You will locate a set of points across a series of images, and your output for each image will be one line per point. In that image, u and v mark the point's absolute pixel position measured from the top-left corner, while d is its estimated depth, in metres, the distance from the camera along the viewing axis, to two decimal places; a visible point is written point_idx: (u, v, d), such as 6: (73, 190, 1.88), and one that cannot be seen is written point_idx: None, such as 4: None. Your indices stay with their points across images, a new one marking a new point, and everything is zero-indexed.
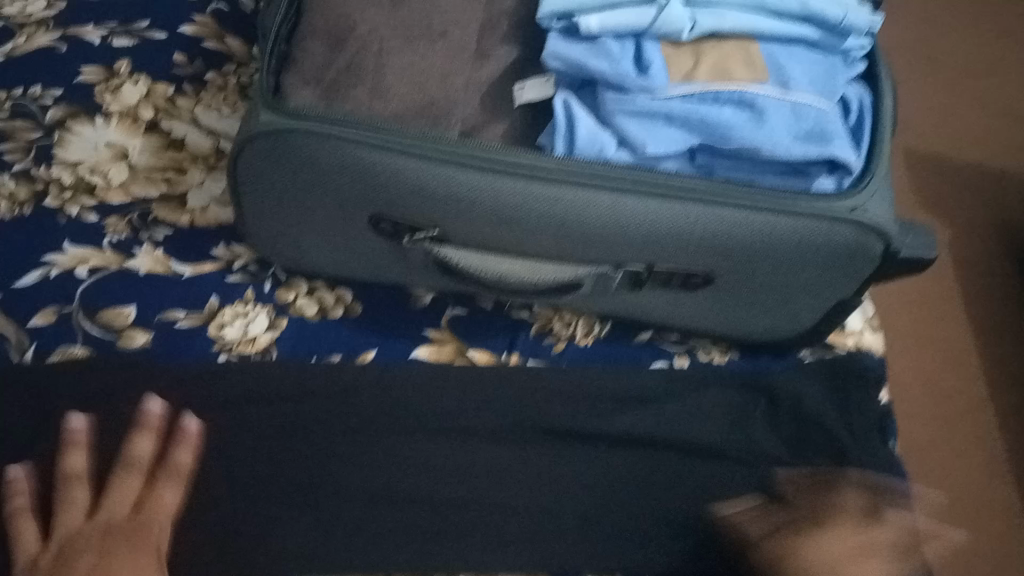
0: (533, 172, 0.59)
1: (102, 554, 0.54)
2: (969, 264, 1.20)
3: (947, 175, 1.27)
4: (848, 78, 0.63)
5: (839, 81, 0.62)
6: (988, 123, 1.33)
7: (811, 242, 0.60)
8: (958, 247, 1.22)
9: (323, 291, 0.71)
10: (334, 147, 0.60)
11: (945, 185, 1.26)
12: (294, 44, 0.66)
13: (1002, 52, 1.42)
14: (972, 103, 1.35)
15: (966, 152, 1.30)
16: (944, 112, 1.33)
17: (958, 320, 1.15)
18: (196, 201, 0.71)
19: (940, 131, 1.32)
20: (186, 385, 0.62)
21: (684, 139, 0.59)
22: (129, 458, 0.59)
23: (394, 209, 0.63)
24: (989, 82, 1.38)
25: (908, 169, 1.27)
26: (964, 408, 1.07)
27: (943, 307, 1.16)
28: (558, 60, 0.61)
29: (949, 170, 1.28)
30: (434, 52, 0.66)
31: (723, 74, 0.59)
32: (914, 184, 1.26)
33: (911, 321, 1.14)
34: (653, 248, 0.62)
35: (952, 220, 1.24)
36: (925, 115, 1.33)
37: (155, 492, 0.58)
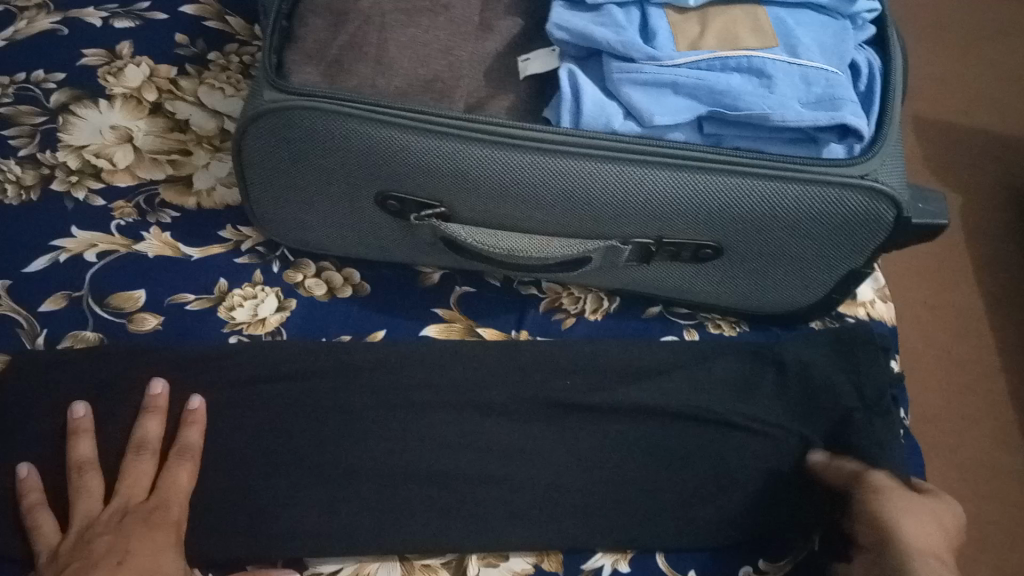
0: (538, 146, 0.58)
1: (120, 536, 0.54)
2: (982, 231, 1.19)
3: (959, 140, 1.26)
4: (857, 42, 0.62)
5: (849, 45, 0.60)
6: (1001, 87, 1.31)
7: (821, 210, 0.59)
8: (972, 213, 1.20)
9: (332, 271, 0.71)
10: (338, 125, 0.59)
11: (957, 150, 1.25)
12: (296, 20, 0.65)
13: (1014, 15, 1.40)
14: (984, 67, 1.33)
15: (978, 116, 1.28)
16: (955, 77, 1.31)
17: (972, 287, 1.14)
18: (203, 182, 0.71)
19: (952, 95, 1.30)
20: (196, 367, 0.62)
21: (692, 109, 0.58)
22: (139, 440, 0.59)
23: (400, 186, 0.63)
24: (1002, 45, 1.35)
25: (920, 135, 1.26)
26: (978, 375, 1.07)
27: (956, 274, 1.15)
28: (563, 30, 0.60)
29: (962, 135, 1.26)
30: (437, 27, 0.65)
31: (731, 40, 0.59)
32: (926, 150, 1.24)
33: (924, 289, 1.13)
34: (661, 220, 0.61)
35: (965, 186, 1.22)
36: (936, 80, 1.31)
37: (169, 472, 0.57)
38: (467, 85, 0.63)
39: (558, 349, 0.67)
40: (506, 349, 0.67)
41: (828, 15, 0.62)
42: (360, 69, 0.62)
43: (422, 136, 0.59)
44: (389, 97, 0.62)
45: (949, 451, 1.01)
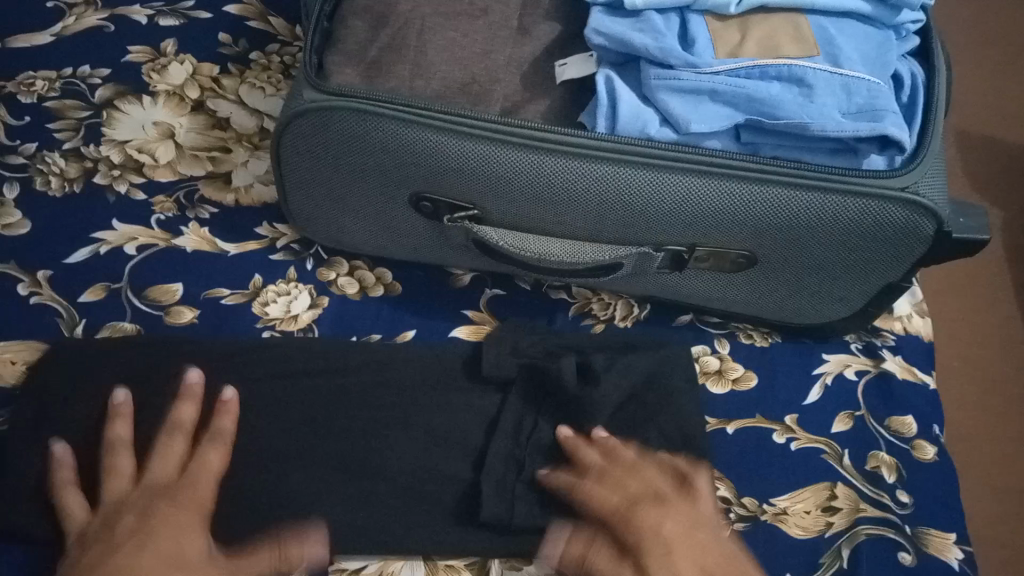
0: (574, 150, 0.58)
1: (145, 515, 0.55)
2: (1022, 249, 1.17)
3: (1002, 155, 1.23)
4: (902, 53, 0.61)
5: (893, 56, 0.60)
6: None
7: (860, 222, 0.58)
8: (1012, 230, 1.18)
9: (364, 269, 0.71)
10: (376, 126, 0.60)
11: (1000, 166, 1.22)
12: (337, 21, 0.66)
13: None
14: None
15: (1021, 130, 1.25)
16: (998, 91, 1.29)
17: (1009, 305, 1.12)
18: (241, 179, 0.72)
19: (994, 109, 1.27)
20: (231, 362, 0.63)
21: (730, 116, 0.57)
22: (174, 422, 0.60)
23: (435, 187, 0.63)
24: None
25: (961, 149, 1.23)
26: (1014, 395, 1.04)
27: (994, 292, 1.13)
28: (602, 36, 0.61)
29: (1004, 150, 1.24)
30: (476, 30, 0.66)
31: (772, 50, 0.58)
32: (967, 163, 1.22)
33: (960, 306, 1.11)
34: (696, 228, 0.61)
35: (1005, 201, 1.20)
36: (978, 92, 1.29)
37: (200, 455, 0.58)
38: (504, 88, 0.64)
39: (588, 353, 0.66)
40: (534, 353, 0.66)
41: (872, 25, 0.61)
42: (398, 71, 0.63)
43: (457, 138, 0.60)
44: (426, 98, 0.62)
45: (982, 469, 0.98)
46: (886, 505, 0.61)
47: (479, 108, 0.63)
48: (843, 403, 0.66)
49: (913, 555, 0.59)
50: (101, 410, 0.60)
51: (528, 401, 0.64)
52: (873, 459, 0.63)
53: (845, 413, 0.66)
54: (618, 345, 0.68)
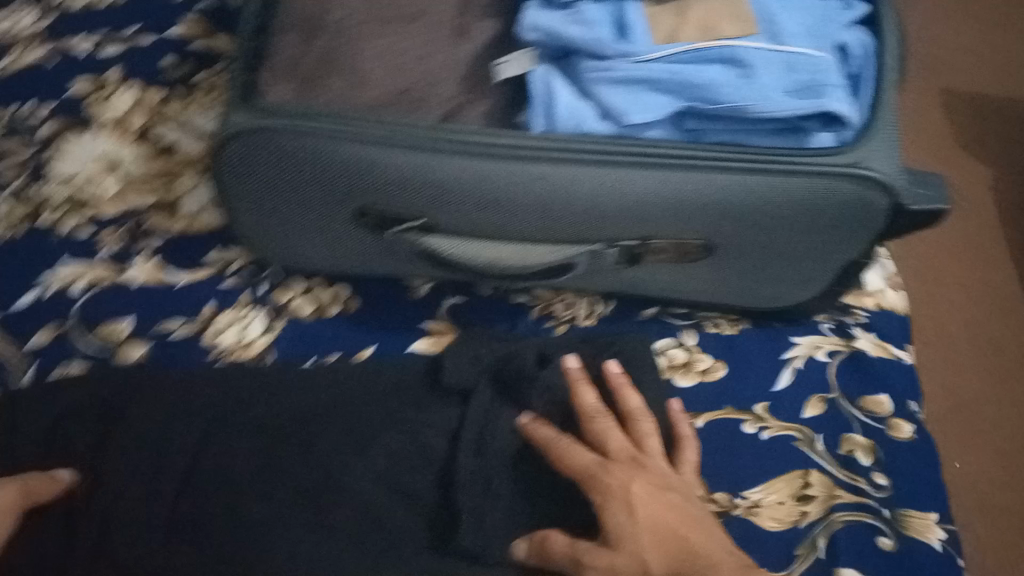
0: (510, 152, 0.57)
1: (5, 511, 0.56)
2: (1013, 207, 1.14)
3: (986, 111, 1.20)
4: (850, 20, 0.59)
5: (837, 25, 0.57)
6: None
7: (810, 202, 0.56)
8: (1001, 188, 1.15)
9: (320, 287, 0.70)
10: (310, 144, 0.59)
11: (984, 122, 1.19)
12: (266, 38, 0.64)
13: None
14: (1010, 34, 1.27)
15: (1010, 83, 1.22)
16: (980, 45, 1.26)
17: (1002, 265, 1.09)
18: (189, 206, 0.71)
19: (978, 64, 1.24)
20: (183, 392, 0.62)
21: (669, 105, 0.55)
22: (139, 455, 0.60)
23: (377, 200, 0.61)
24: None
25: (943, 107, 1.20)
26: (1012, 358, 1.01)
27: (986, 254, 1.10)
28: (536, 31, 0.58)
29: (988, 106, 1.21)
30: (412, 35, 0.63)
31: (710, 32, 0.56)
32: (953, 122, 1.19)
33: (955, 268, 1.07)
34: (645, 221, 0.59)
35: (995, 157, 1.16)
36: (962, 47, 1.25)
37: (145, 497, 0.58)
38: (443, 90, 0.62)
39: (547, 350, 0.65)
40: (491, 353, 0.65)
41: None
42: (331, 82, 0.61)
43: (391, 148, 0.58)
44: (360, 109, 0.60)
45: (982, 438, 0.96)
46: (863, 489, 0.60)
47: (413, 113, 0.61)
48: (815, 387, 0.65)
49: (893, 540, 0.58)
50: (56, 440, 0.61)
51: (489, 402, 0.62)
52: (849, 443, 0.62)
53: (817, 396, 0.64)
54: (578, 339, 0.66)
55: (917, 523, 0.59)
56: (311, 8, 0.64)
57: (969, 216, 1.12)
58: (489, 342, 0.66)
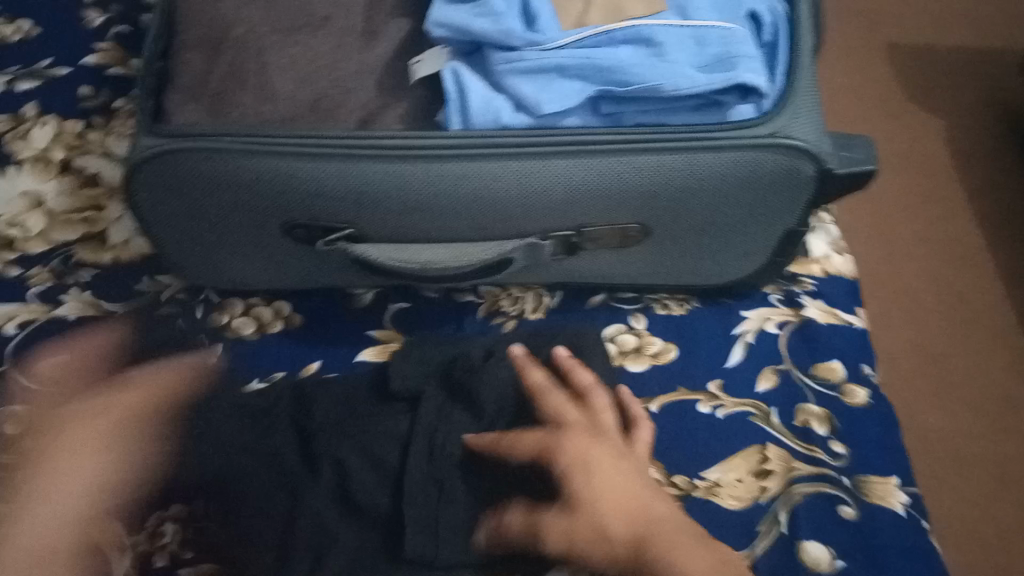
0: (427, 152, 0.56)
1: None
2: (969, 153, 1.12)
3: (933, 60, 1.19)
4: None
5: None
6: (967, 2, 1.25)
7: (736, 175, 0.55)
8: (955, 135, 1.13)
9: (261, 306, 0.69)
10: (224, 163, 0.57)
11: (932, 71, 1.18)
12: (172, 58, 0.63)
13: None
14: None
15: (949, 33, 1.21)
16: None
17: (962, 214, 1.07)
18: (118, 236, 0.70)
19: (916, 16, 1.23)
20: (122, 416, 0.60)
21: (582, 90, 0.54)
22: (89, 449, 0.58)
23: (303, 213, 0.60)
24: None
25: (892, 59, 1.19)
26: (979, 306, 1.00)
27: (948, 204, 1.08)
28: (444, 27, 0.57)
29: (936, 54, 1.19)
30: (320, 42, 0.62)
31: (616, 14, 0.56)
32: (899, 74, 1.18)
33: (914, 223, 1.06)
34: (575, 210, 0.58)
35: (947, 103, 1.15)
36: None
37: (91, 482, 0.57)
38: (359, 96, 0.61)
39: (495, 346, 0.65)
40: (438, 356, 0.64)
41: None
42: (242, 98, 0.60)
43: (308, 158, 0.57)
44: (274, 122, 0.59)
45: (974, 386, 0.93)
46: (821, 460, 0.60)
47: (329, 122, 0.59)
48: (766, 359, 0.64)
49: (854, 508, 0.58)
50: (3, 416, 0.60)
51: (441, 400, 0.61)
52: (804, 414, 0.62)
53: (770, 368, 0.64)
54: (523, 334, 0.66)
55: (879, 488, 0.59)
56: (216, 24, 0.63)
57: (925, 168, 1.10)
58: (435, 345, 0.65)
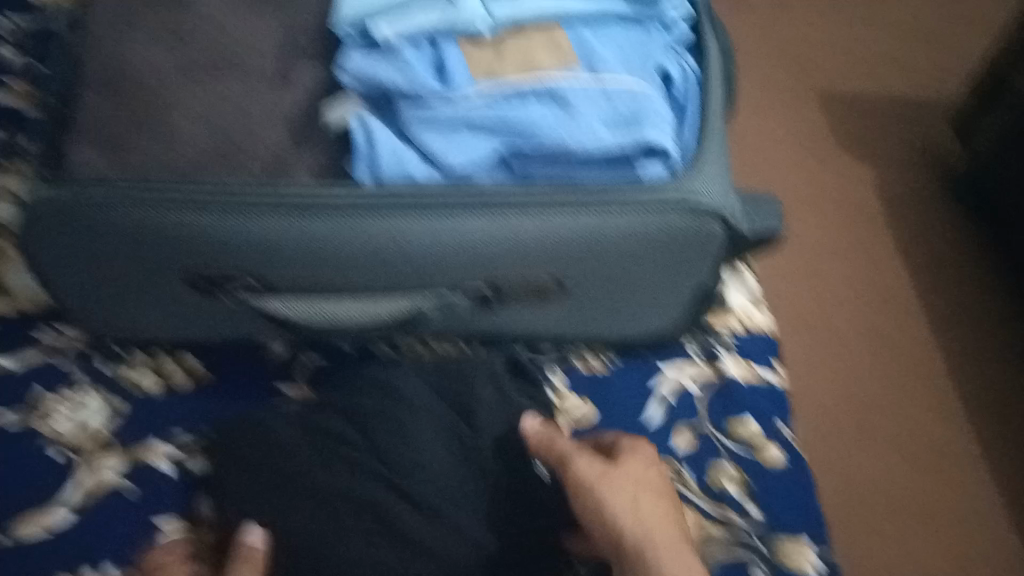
0: (335, 208, 0.55)
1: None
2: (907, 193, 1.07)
3: None
4: (671, 49, 0.59)
5: (656, 54, 0.58)
6: None
7: (645, 235, 0.55)
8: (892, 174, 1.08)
9: (169, 357, 0.66)
10: (122, 213, 0.55)
11: None
12: (73, 102, 0.60)
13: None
14: None
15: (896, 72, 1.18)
16: None
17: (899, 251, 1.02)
18: (17, 283, 0.67)
19: None
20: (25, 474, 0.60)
21: (489, 147, 0.55)
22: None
23: (207, 267, 0.58)
24: None
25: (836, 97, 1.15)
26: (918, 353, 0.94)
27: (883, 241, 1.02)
28: (356, 77, 0.56)
29: None
30: (229, 88, 0.60)
31: (528, 66, 0.56)
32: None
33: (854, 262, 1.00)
34: (487, 266, 0.58)
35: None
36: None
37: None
38: (267, 143, 0.58)
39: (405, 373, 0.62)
40: (340, 399, 0.62)
41: (635, 25, 0.59)
42: (144, 145, 0.57)
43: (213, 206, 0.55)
44: (178, 170, 0.57)
45: (920, 434, 0.88)
46: (733, 520, 0.62)
47: (234, 172, 0.57)
48: (680, 418, 0.65)
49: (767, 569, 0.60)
50: None
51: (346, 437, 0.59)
52: (717, 472, 0.63)
53: (685, 424, 0.65)
54: (427, 374, 0.63)
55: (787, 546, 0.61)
56: (121, 68, 0.60)
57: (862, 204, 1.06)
58: (341, 390, 0.63)
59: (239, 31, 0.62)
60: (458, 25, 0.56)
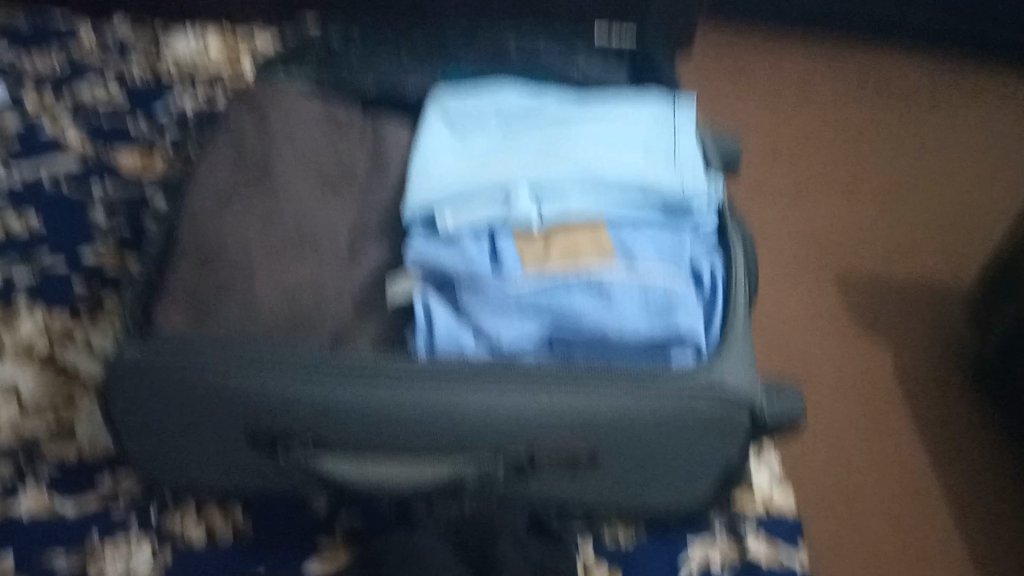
0: (395, 377, 0.61)
1: None
2: None
3: None
4: (700, 248, 0.67)
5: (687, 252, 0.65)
6: None
7: (676, 419, 0.60)
8: None
9: (214, 508, 0.69)
10: (200, 375, 0.61)
11: None
12: (166, 270, 0.67)
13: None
14: None
15: None
16: None
17: None
18: (84, 431, 0.72)
19: None
20: None
21: (535, 329, 0.62)
22: None
23: (269, 424, 0.63)
24: None
25: None
26: None
27: None
28: (421, 261, 0.65)
29: None
30: (304, 264, 0.67)
31: (573, 259, 0.63)
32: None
33: None
34: (528, 437, 0.62)
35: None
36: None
37: None
38: (335, 315, 0.65)
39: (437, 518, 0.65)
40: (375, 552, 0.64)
41: (665, 229, 0.67)
42: (226, 312, 0.64)
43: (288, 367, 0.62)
44: (258, 336, 0.64)
45: None
46: None
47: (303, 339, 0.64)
48: None
49: None
50: None
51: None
52: None
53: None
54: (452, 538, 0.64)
55: None
56: (209, 243, 0.67)
57: None
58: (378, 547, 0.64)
59: (315, 213, 0.70)
60: (512, 220, 0.65)
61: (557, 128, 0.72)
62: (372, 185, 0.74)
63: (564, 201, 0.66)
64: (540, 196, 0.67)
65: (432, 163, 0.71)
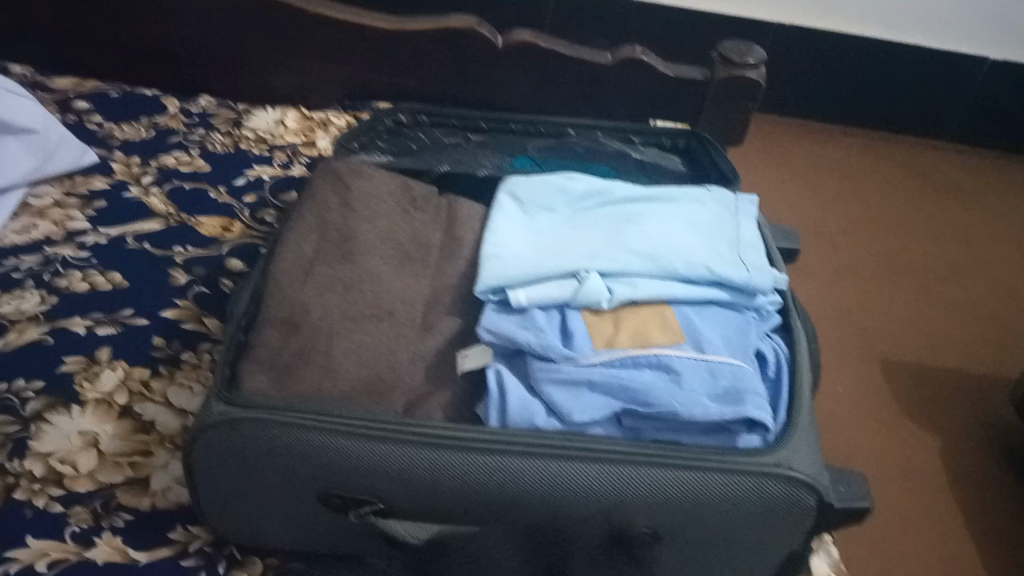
0: (468, 444, 0.62)
1: None
2: (966, 467, 1.19)
3: (925, 380, 1.31)
4: (761, 340, 0.69)
5: (750, 342, 0.68)
6: (953, 328, 1.42)
7: (744, 500, 0.61)
8: (952, 446, 1.22)
9: (277, 568, 0.71)
10: (280, 431, 0.62)
11: (924, 390, 1.30)
12: (252, 333, 0.70)
13: (951, 269, 1.53)
14: (932, 310, 1.45)
15: (936, 355, 1.36)
16: (907, 324, 1.41)
17: (960, 526, 1.11)
18: (159, 483, 0.75)
19: (909, 340, 1.38)
20: None
21: (607, 405, 0.63)
22: None
23: (339, 490, 0.64)
24: (948, 287, 1.49)
25: (887, 374, 1.32)
26: None
27: (945, 511, 1.12)
28: (492, 333, 0.67)
29: (926, 375, 1.32)
30: (381, 332, 0.70)
31: (643, 339, 0.66)
32: (895, 394, 1.28)
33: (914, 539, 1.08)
34: (596, 515, 0.62)
35: (939, 427, 1.24)
36: (888, 328, 1.40)
37: None
38: (409, 384, 0.68)
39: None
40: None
41: (729, 317, 0.69)
42: (308, 375, 0.66)
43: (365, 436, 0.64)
44: (332, 401, 0.65)
45: None
46: None
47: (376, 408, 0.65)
48: None
49: None
50: None
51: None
52: None
53: None
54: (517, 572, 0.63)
55: None
56: (294, 308, 0.71)
57: (920, 476, 1.17)
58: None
59: (392, 285, 0.74)
60: (583, 298, 0.68)
61: (621, 227, 0.77)
62: (447, 261, 0.77)
63: (632, 281, 0.69)
64: (609, 276, 0.70)
65: (504, 248, 0.75)
